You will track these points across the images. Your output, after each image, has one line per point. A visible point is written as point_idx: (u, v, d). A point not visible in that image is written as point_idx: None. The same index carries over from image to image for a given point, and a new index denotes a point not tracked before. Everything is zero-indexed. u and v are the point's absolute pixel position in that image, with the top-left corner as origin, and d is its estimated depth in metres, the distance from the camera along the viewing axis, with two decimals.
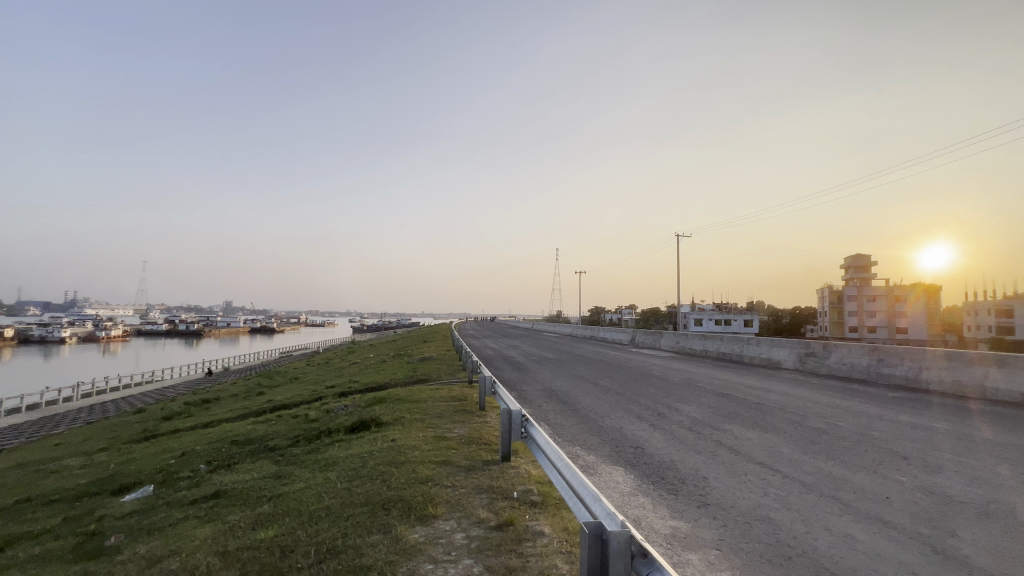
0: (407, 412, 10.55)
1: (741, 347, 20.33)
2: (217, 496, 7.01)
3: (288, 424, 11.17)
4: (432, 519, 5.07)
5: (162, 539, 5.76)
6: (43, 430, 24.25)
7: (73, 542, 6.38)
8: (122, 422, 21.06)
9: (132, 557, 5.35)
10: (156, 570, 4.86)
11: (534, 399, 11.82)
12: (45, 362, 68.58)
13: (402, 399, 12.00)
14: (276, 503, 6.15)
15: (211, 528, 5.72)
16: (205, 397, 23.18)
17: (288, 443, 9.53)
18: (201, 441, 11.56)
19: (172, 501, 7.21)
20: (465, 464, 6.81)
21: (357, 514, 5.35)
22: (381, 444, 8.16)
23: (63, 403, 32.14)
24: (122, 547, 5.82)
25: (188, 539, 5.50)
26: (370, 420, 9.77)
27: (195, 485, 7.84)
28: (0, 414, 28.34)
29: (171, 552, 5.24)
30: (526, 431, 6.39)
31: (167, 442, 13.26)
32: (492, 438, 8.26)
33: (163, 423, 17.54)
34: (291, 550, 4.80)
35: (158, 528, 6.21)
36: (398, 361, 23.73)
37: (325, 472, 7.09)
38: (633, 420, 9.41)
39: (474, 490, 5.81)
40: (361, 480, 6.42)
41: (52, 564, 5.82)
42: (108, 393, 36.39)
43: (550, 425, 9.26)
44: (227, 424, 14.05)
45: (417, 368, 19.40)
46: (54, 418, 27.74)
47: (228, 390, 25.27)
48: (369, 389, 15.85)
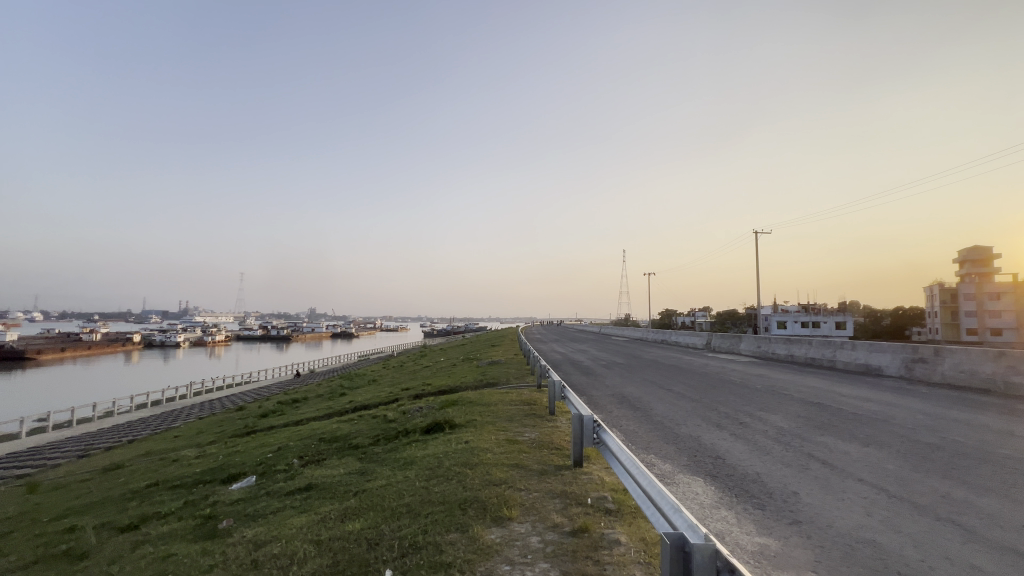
0: (479, 414, 10.82)
1: (834, 352, 18.56)
2: (309, 489, 7.61)
3: (369, 423, 11.87)
4: (507, 521, 5.15)
5: (264, 526, 6.34)
6: (164, 423, 27.65)
7: (193, 523, 7.22)
8: (228, 418, 23.49)
9: (240, 540, 5.95)
10: (261, 553, 5.37)
11: (605, 405, 11.63)
12: (164, 364, 78.27)
13: (473, 402, 12.28)
14: (362, 498, 6.56)
15: (306, 518, 6.22)
16: (296, 397, 25.24)
17: (369, 441, 10.12)
18: (293, 438, 12.62)
19: (272, 491, 7.93)
20: (537, 468, 6.85)
21: (436, 512, 5.58)
22: (455, 445, 8.42)
23: (179, 401, 36.41)
24: (233, 531, 6.49)
25: (286, 527, 6.02)
26: (444, 422, 10.13)
27: (290, 477, 8.55)
28: (131, 409, 32.69)
29: (273, 537, 5.77)
30: (598, 437, 6.30)
31: (265, 438, 14.61)
32: (564, 443, 8.22)
33: (261, 420, 19.33)
34: (377, 542, 5.11)
35: (261, 515, 6.86)
36: (468, 365, 24.33)
37: (404, 471, 7.45)
38: (712, 428, 8.94)
39: (547, 494, 5.83)
40: (439, 480, 6.68)
41: (177, 541, 6.63)
42: (215, 392, 40.76)
43: (623, 432, 9.03)
44: (316, 422, 15.18)
45: (486, 371, 19.77)
46: (173, 413, 31.53)
47: (315, 390, 27.33)
48: (441, 392, 16.37)
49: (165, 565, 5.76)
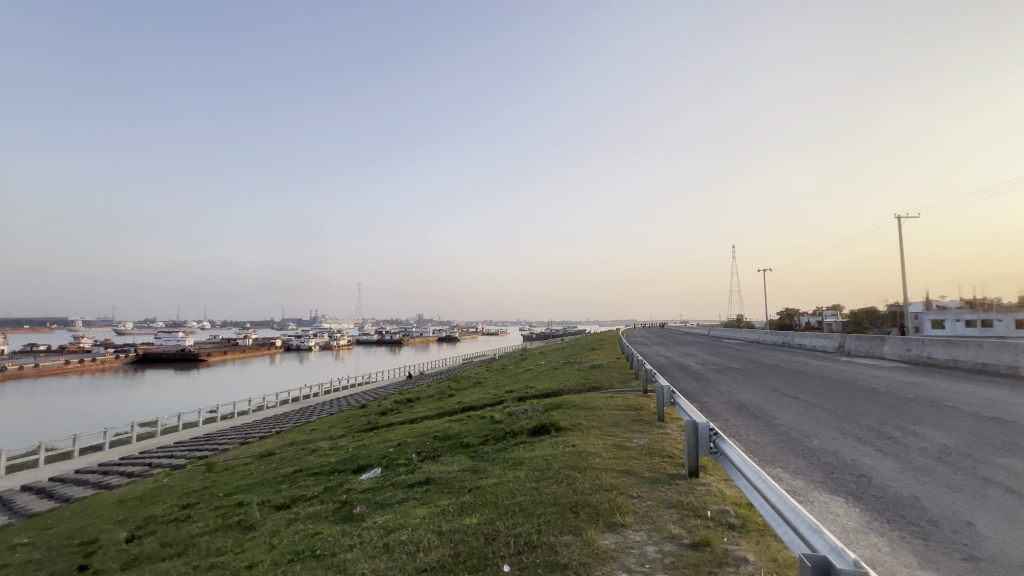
0: (584, 418, 10.76)
1: (1015, 357, 15.29)
2: (428, 482, 8.19)
3: (478, 423, 12.42)
4: (621, 527, 5.08)
5: (392, 514, 6.95)
6: (302, 418, 31.52)
7: (332, 507, 8.16)
8: (353, 415, 26.07)
9: (373, 525, 6.60)
10: (391, 539, 5.90)
11: (720, 412, 10.87)
12: (302, 365, 89.44)
13: (577, 406, 12.23)
14: (477, 494, 6.90)
15: (427, 509, 6.71)
16: (409, 397, 27.25)
17: (479, 441, 10.57)
18: (410, 434, 13.65)
19: (396, 482, 8.68)
20: (648, 475, 6.63)
21: (549, 513, 5.67)
22: (562, 448, 8.48)
23: (312, 398, 41.24)
24: (366, 516, 7.23)
25: (411, 516, 6.54)
26: (550, 425, 10.22)
27: (411, 471, 9.27)
28: (276, 405, 37.78)
29: (401, 525, 6.32)
30: (716, 446, 5.91)
31: (386, 433, 16.03)
32: (676, 451, 7.85)
33: (382, 417, 21.22)
34: (493, 538, 5.34)
35: (388, 504, 7.55)
36: (570, 368, 24.28)
37: (515, 470, 7.68)
38: (852, 443, 7.90)
39: (662, 503, 5.63)
40: (549, 481, 6.78)
41: (321, 521, 7.55)
42: (341, 391, 45.52)
43: (741, 443, 8.37)
44: (430, 421, 16.24)
45: (588, 375, 19.57)
46: (309, 409, 35.93)
47: (426, 391, 29.22)
48: (544, 395, 16.56)
49: (314, 541, 6.60)
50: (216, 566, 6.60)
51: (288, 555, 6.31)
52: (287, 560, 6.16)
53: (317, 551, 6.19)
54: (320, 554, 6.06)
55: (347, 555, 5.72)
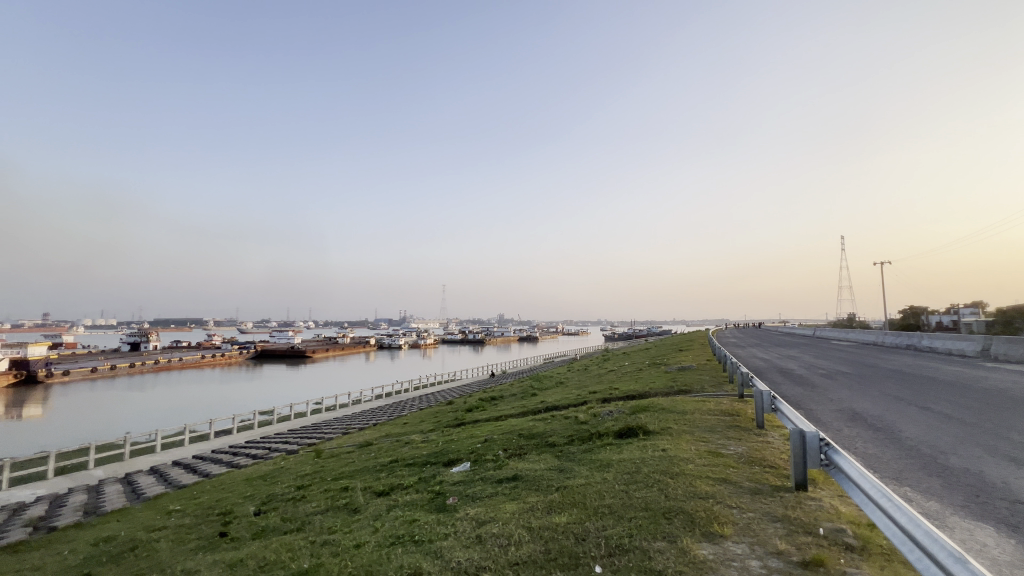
0: (674, 422, 10.33)
1: None
2: (516, 479, 8.38)
3: (562, 423, 12.42)
4: (719, 538, 4.83)
5: (483, 507, 7.22)
6: (394, 412, 33.59)
7: (427, 497, 8.66)
8: (442, 410, 27.33)
9: (466, 516, 6.90)
10: (483, 530, 6.14)
11: (831, 422, 9.86)
12: (394, 363, 95.55)
13: (666, 409, 11.76)
14: (564, 494, 6.94)
15: (517, 505, 6.88)
16: (494, 394, 27.93)
17: (564, 440, 10.57)
18: (496, 432, 14.00)
19: (485, 477, 8.99)
20: (748, 485, 6.22)
21: (641, 518, 5.55)
22: (651, 452, 8.22)
23: (403, 394, 43.78)
24: (458, 508, 7.57)
25: (502, 511, 6.74)
26: (637, 428, 9.97)
27: (499, 467, 9.53)
28: (371, 400, 40.64)
29: (491, 518, 6.54)
30: (828, 458, 5.38)
31: (473, 429, 16.59)
32: (780, 461, 7.25)
33: (468, 414, 22.04)
34: (583, 538, 5.35)
35: (479, 497, 7.85)
36: (656, 370, 23.40)
37: (603, 472, 7.60)
38: (1003, 463, 6.77)
39: (765, 516, 5.26)
40: (639, 485, 6.61)
41: (418, 509, 8.05)
42: (428, 388, 47.81)
43: (858, 457, 7.51)
44: (514, 419, 16.54)
45: (677, 377, 18.71)
46: (401, 403, 38.20)
47: (509, 389, 29.78)
48: (629, 397, 16.10)
49: (412, 527, 7.06)
50: (327, 543, 7.28)
51: (390, 538, 6.79)
52: (390, 543, 6.65)
53: (416, 537, 6.61)
54: (419, 539, 6.46)
55: (443, 543, 6.04)
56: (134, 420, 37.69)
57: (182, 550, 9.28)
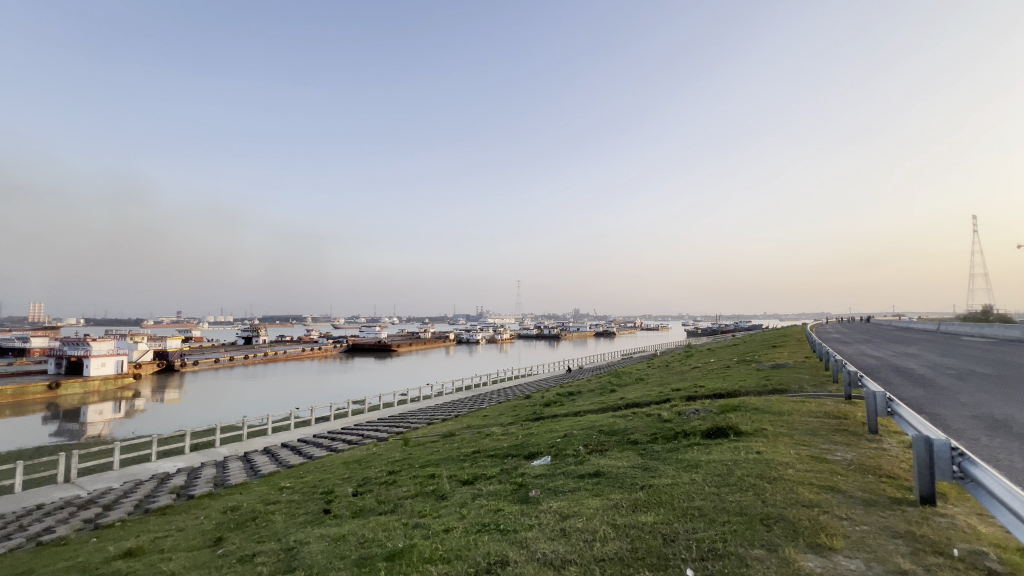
0: (769, 424, 9.62)
1: None
2: (599, 475, 8.30)
3: (644, 421, 12.06)
4: (828, 550, 4.44)
5: (566, 501, 7.25)
6: (473, 404, 34.68)
7: (509, 488, 8.86)
8: (520, 404, 27.75)
9: (549, 509, 6.98)
10: (567, 524, 6.17)
11: (964, 429, 8.62)
12: (473, 357, 98.44)
13: (759, 409, 10.97)
14: (649, 493, 6.75)
15: (600, 501, 6.82)
16: (572, 390, 27.80)
17: (647, 439, 10.28)
18: (575, 427, 13.93)
19: (566, 471, 9.00)
20: (862, 496, 5.63)
21: (735, 522, 5.26)
22: (743, 454, 7.74)
23: (482, 387, 45.07)
24: (542, 500, 7.67)
25: (585, 506, 6.72)
26: (728, 428, 9.44)
27: (580, 462, 9.49)
28: (451, 393, 42.25)
29: (575, 513, 6.55)
30: (963, 471, 4.71)
31: (552, 424, 16.63)
32: (900, 471, 6.47)
33: (546, 408, 22.18)
34: (673, 539, 5.18)
35: (561, 491, 7.88)
36: (747, 367, 21.88)
37: (690, 473, 7.27)
38: None
39: (883, 531, 4.74)
40: (732, 488, 6.25)
41: (502, 499, 8.27)
42: (505, 382, 48.73)
43: (1001, 470, 6.48)
44: (594, 415, 16.35)
45: (771, 375, 17.35)
46: (480, 396, 39.32)
47: (587, 384, 29.49)
48: (716, 396, 15.21)
49: (497, 516, 7.27)
50: (418, 526, 7.73)
51: (477, 525, 7.05)
52: (476, 530, 6.90)
53: (501, 526, 6.81)
54: (504, 528, 6.64)
55: (528, 534, 6.15)
56: (251, 406, 42.59)
57: (293, 523, 10.35)
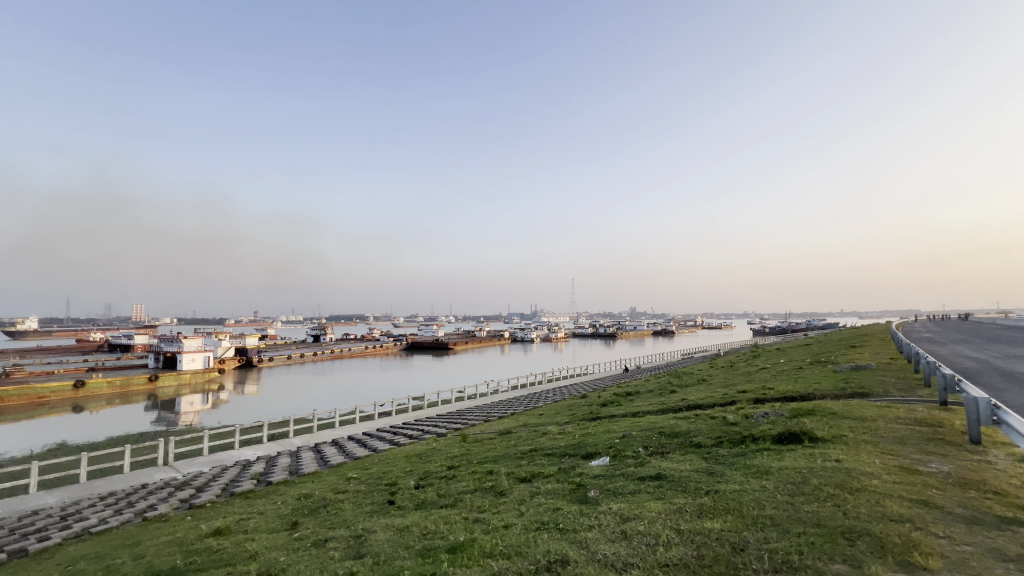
0: (850, 430, 8.90)
1: None
2: (660, 478, 8.07)
3: (709, 423, 11.55)
4: (921, 570, 4.06)
5: (626, 503, 7.11)
6: (530, 403, 34.80)
7: (567, 487, 8.80)
8: (576, 403, 27.50)
9: (609, 510, 6.88)
10: (628, 527, 6.05)
11: None
12: (528, 356, 98.81)
13: (837, 415, 10.16)
14: (715, 498, 6.47)
15: (662, 505, 6.63)
16: (630, 390, 27.18)
17: (712, 442, 9.83)
18: (634, 428, 13.58)
19: (626, 473, 8.81)
20: (962, 513, 5.08)
21: (812, 534, 4.93)
22: (819, 462, 7.22)
23: (537, 386, 45.13)
24: (601, 501, 7.57)
25: (647, 509, 6.56)
26: (802, 434, 8.83)
27: (640, 464, 9.25)
28: (507, 391, 42.63)
29: (636, 516, 6.41)
30: None
31: (610, 424, 16.33)
32: (1009, 488, 5.77)
33: (604, 408, 21.85)
34: (742, 548, 4.94)
35: (621, 493, 7.74)
36: (822, 368, 20.35)
37: (760, 480, 6.88)
38: None
39: (988, 553, 4.26)
40: (807, 498, 5.87)
41: (560, 499, 8.24)
42: (561, 381, 48.48)
43: None
44: (653, 416, 15.84)
45: (850, 378, 16.02)
46: (535, 395, 39.32)
47: (645, 384, 28.73)
48: (787, 399, 14.27)
49: (556, 515, 7.26)
50: (478, 521, 7.88)
51: (535, 523, 7.08)
52: (535, 527, 6.93)
53: (560, 525, 6.80)
54: (563, 528, 6.63)
55: (588, 534, 6.10)
56: (320, 400, 45.29)
57: (361, 512, 10.90)
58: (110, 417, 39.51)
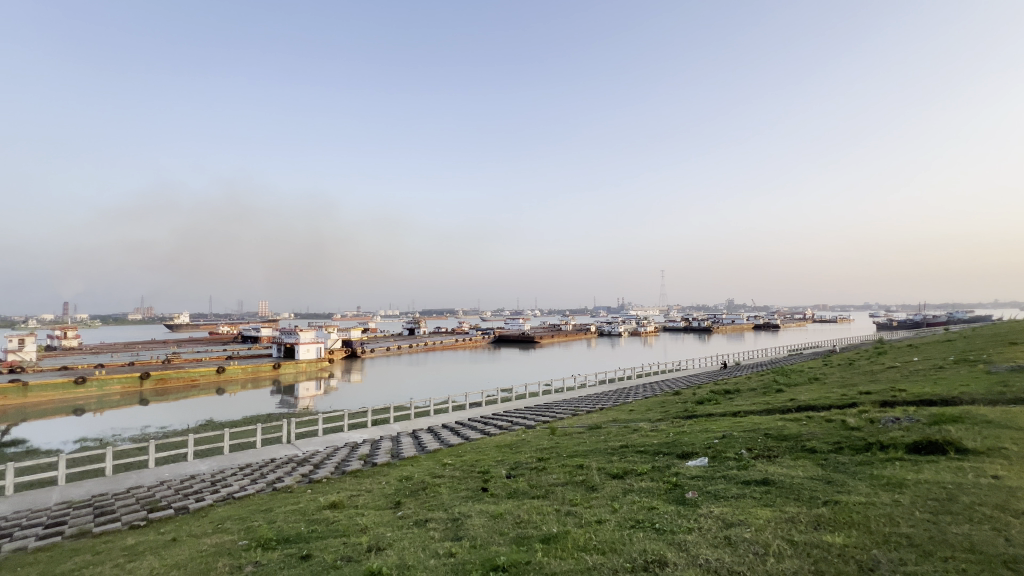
0: (1011, 442, 7.53)
1: None
2: (768, 484, 7.44)
3: (824, 427, 10.40)
4: None
5: (729, 508, 6.67)
6: (619, 398, 33.98)
7: (663, 487, 8.47)
8: (669, 400, 26.31)
9: (710, 514, 6.51)
10: (732, 533, 5.68)
11: None
12: (615, 349, 96.40)
13: (992, 423, 8.65)
14: (835, 509, 5.84)
15: (772, 512, 6.12)
16: (729, 387, 25.40)
17: (829, 448, 8.87)
18: (736, 428, 12.68)
19: (728, 476, 8.25)
20: None
21: (962, 561, 4.27)
22: (969, 478, 6.18)
23: (626, 381, 43.87)
24: (700, 503, 7.19)
25: (753, 515, 6.11)
26: (945, 445, 7.63)
27: (743, 467, 8.61)
28: (594, 385, 41.99)
29: (741, 522, 5.99)
30: None
31: (707, 423, 15.43)
32: None
33: (699, 406, 20.71)
34: (871, 568, 4.43)
35: (723, 496, 7.28)
36: (971, 368, 17.38)
37: (891, 493, 6.08)
38: None
39: None
40: (955, 518, 5.06)
41: (655, 498, 7.96)
42: (651, 376, 46.64)
43: None
44: (757, 416, 14.65)
45: (1010, 380, 13.50)
46: (624, 390, 38.28)
47: (747, 382, 26.66)
48: (923, 403, 12.38)
49: (651, 514, 7.04)
50: (571, 514, 7.88)
51: (630, 521, 6.92)
52: (630, 525, 6.76)
53: (656, 525, 6.57)
54: (660, 528, 6.40)
55: (687, 537, 5.83)
56: (416, 390, 48.16)
57: (457, 496, 11.45)
58: (244, 399, 45.57)
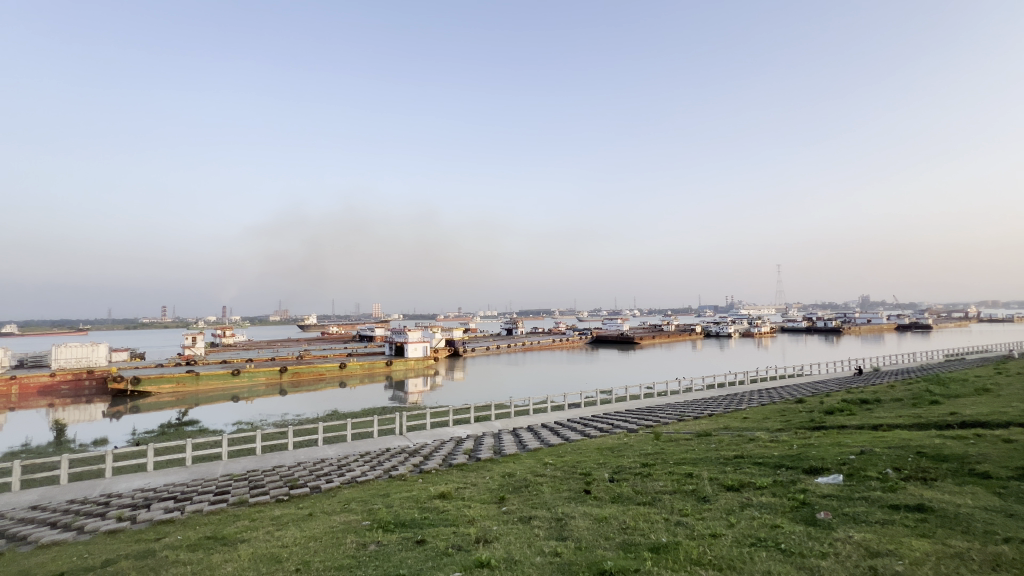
0: None
1: None
2: (926, 511, 6.36)
3: (999, 449, 8.62)
4: None
5: (872, 534, 5.84)
6: (729, 404, 31.35)
7: (789, 504, 7.66)
8: (791, 408, 23.67)
9: (848, 539, 5.76)
10: (879, 563, 4.97)
11: None
12: (726, 351, 89.15)
13: None
14: (1020, 550, 4.83)
15: (931, 544, 5.25)
16: (868, 396, 22.10)
17: (1009, 474, 7.33)
18: (877, 444, 11.05)
19: (870, 498, 7.21)
20: None
21: None
22: None
23: (737, 386, 40.35)
24: (835, 526, 6.38)
25: (906, 546, 5.28)
26: None
27: (890, 489, 7.47)
28: (701, 390, 39.20)
29: (890, 552, 5.21)
30: None
31: (840, 437, 13.61)
32: None
33: (829, 416, 18.36)
34: None
35: (866, 520, 6.38)
36: None
37: None
38: None
39: None
40: None
41: (779, 515, 7.24)
42: (768, 381, 42.39)
43: None
44: (905, 431, 12.62)
45: None
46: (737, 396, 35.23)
47: (892, 391, 22.99)
48: None
49: (775, 533, 6.39)
50: (681, 524, 7.48)
51: (749, 538, 6.37)
52: (750, 542, 6.23)
53: (782, 545, 5.97)
54: (786, 549, 5.80)
55: (820, 562, 5.23)
56: (515, 389, 49.00)
57: (559, 496, 11.47)
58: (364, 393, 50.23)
